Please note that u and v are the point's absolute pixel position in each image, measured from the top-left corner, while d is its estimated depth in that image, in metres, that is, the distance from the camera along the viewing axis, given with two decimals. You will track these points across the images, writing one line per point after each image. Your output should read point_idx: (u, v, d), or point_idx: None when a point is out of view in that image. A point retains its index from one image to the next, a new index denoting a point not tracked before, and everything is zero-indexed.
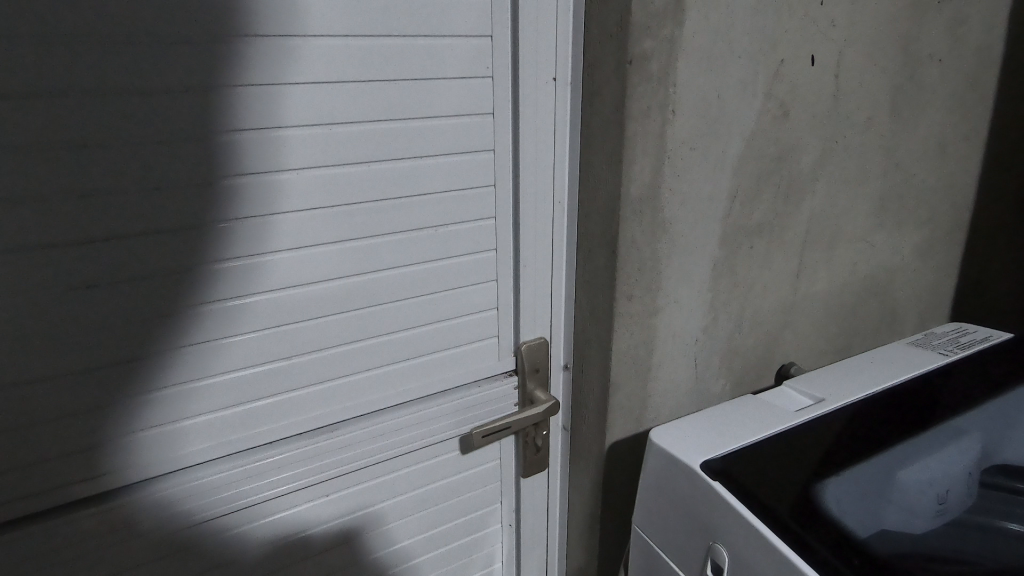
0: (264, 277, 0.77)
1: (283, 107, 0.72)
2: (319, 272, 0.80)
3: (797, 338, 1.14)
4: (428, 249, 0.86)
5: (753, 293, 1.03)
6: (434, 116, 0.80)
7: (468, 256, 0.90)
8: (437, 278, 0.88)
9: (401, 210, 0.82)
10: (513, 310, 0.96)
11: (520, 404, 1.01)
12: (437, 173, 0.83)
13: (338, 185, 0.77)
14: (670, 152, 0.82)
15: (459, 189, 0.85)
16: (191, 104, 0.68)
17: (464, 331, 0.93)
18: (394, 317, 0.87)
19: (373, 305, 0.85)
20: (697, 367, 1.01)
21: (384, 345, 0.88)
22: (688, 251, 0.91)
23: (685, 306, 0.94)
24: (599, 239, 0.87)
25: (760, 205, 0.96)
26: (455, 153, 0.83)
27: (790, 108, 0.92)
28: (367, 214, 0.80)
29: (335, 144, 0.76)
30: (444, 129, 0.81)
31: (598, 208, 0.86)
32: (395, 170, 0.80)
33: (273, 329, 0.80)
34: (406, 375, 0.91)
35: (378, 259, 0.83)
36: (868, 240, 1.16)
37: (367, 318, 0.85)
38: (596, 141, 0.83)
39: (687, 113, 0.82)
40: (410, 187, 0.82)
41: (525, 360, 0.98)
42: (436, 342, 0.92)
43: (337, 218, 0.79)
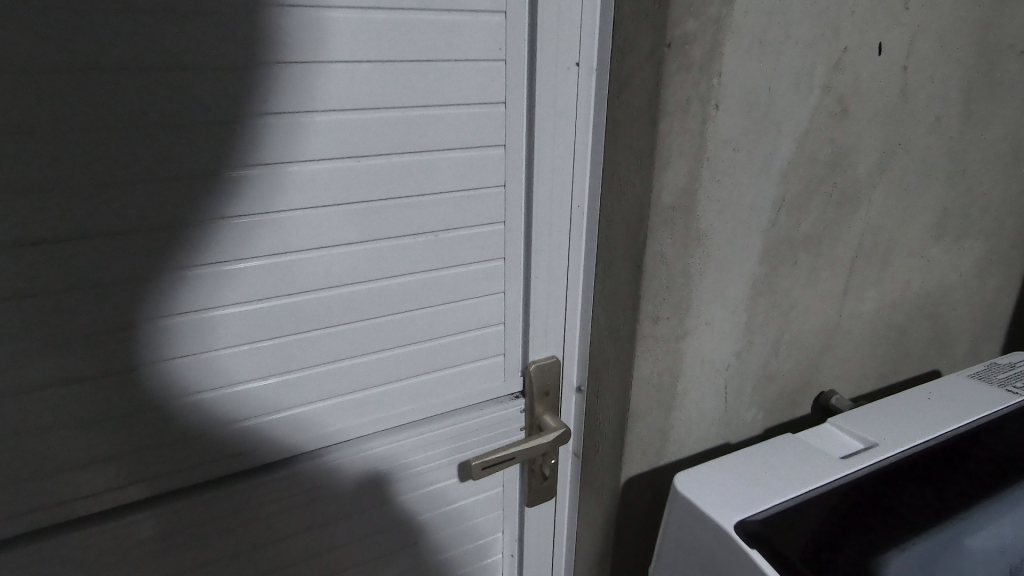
0: (251, 282, 0.66)
1: (258, 91, 0.60)
2: (308, 281, 0.69)
3: (839, 363, 1.02)
4: (429, 256, 0.75)
5: (794, 314, 0.91)
6: (439, 102, 0.68)
7: (478, 263, 0.78)
8: (442, 288, 0.77)
9: (398, 211, 0.71)
10: (523, 326, 0.85)
11: (529, 430, 0.91)
12: (441, 169, 0.71)
13: (329, 182, 0.66)
14: (709, 153, 0.71)
15: (466, 189, 0.74)
16: (165, 84, 0.57)
17: (476, 344, 0.83)
18: (395, 332, 0.76)
19: (369, 317, 0.74)
20: (727, 394, 0.90)
21: (382, 362, 0.77)
22: (724, 267, 0.79)
23: (718, 327, 0.83)
24: (623, 251, 0.76)
25: (809, 214, 0.84)
26: (461, 149, 0.72)
27: (850, 104, 0.79)
28: (360, 215, 0.69)
29: (321, 135, 0.64)
30: (449, 118, 0.70)
31: (623, 215, 0.74)
32: (388, 166, 0.68)
33: (264, 343, 0.69)
34: (409, 394, 0.81)
35: (378, 266, 0.72)
36: (925, 255, 1.03)
37: (364, 330, 0.74)
38: (623, 138, 0.72)
39: (732, 108, 0.70)
40: (411, 186, 0.70)
41: (534, 383, 0.87)
42: (446, 357, 0.81)
43: (327, 220, 0.67)
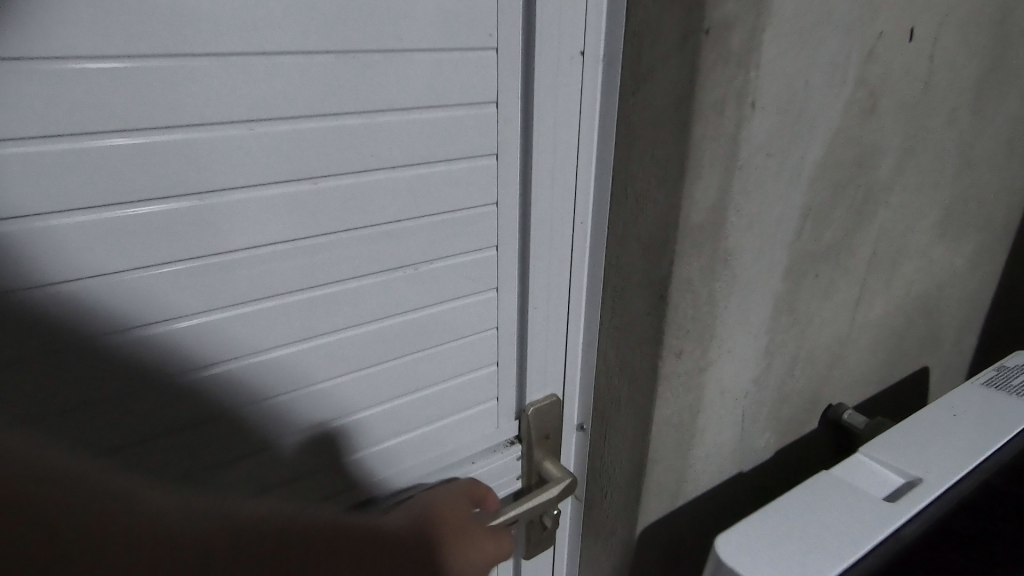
0: (215, 342, 0.53)
1: (174, 96, 0.45)
2: (261, 338, 0.55)
3: (846, 374, 0.96)
4: (412, 294, 0.62)
5: (810, 329, 0.83)
6: (412, 105, 0.54)
7: (467, 297, 0.66)
8: (431, 330, 0.65)
9: (372, 244, 0.57)
10: (518, 364, 0.74)
11: (526, 479, 0.79)
12: (418, 187, 0.57)
13: (279, 212, 0.51)
14: (742, 161, 0.60)
15: (450, 210, 0.60)
16: (60, 87, 0.41)
17: (474, 387, 0.71)
18: (369, 386, 0.63)
19: (346, 374, 0.61)
20: (744, 422, 0.81)
21: (370, 423, 0.65)
22: (749, 287, 0.69)
23: (739, 354, 0.74)
24: (641, 277, 0.64)
25: (832, 222, 0.75)
26: (444, 161, 0.58)
27: (879, 98, 0.70)
28: (328, 251, 0.55)
29: (265, 151, 0.49)
30: (428, 124, 0.56)
31: (640, 235, 0.62)
32: (356, 187, 0.54)
33: (233, 415, 0.56)
34: (401, 455, 0.69)
35: (346, 313, 0.59)
36: (929, 254, 0.97)
37: (344, 390, 0.62)
38: (641, 143, 0.59)
39: (767, 108, 0.59)
40: (382, 212, 0.56)
41: (532, 427, 0.76)
42: (444, 404, 0.70)
43: (280, 261, 0.53)
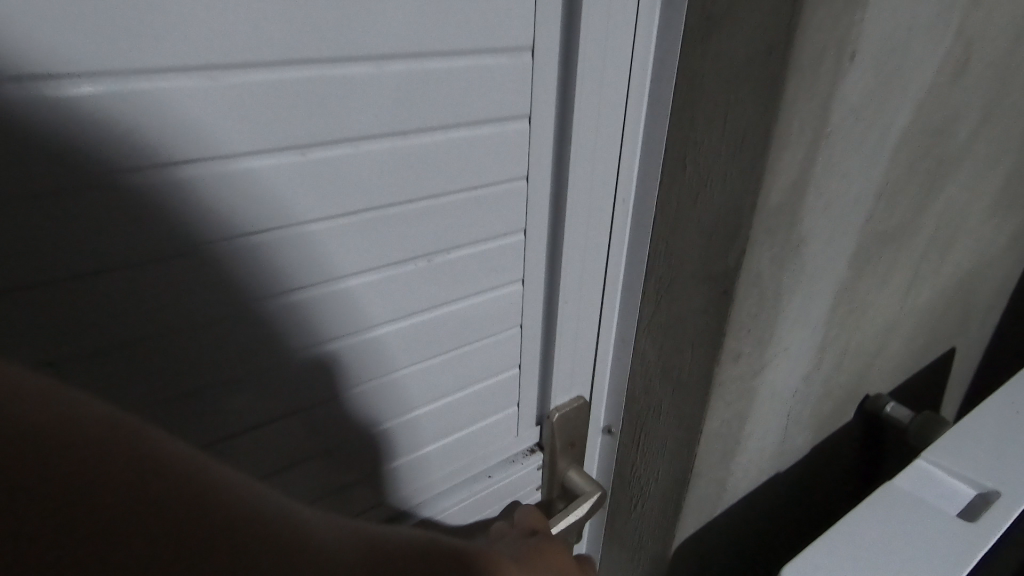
0: (319, 324, 0.48)
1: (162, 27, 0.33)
2: (303, 327, 0.48)
3: (887, 362, 0.88)
4: (459, 285, 0.54)
5: (864, 318, 0.74)
6: (423, 45, 0.41)
7: (492, 288, 0.57)
8: (482, 322, 0.58)
9: (413, 224, 0.48)
10: (542, 365, 0.65)
11: (547, 489, 0.72)
12: (451, 162, 0.47)
13: (325, 182, 0.43)
14: (831, 129, 0.48)
15: (472, 189, 0.50)
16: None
17: (494, 395, 0.64)
18: (415, 378, 0.57)
19: (393, 371, 0.55)
20: (788, 423, 0.73)
21: (426, 421, 0.60)
22: (816, 277, 0.59)
23: (795, 352, 0.64)
24: (699, 268, 0.53)
25: (903, 200, 0.65)
26: (469, 128, 0.47)
27: (972, 53, 0.59)
28: (377, 236, 0.47)
29: (302, 110, 0.39)
30: (442, 74, 0.43)
31: (700, 219, 0.51)
32: (385, 155, 0.44)
33: (317, 403, 0.52)
34: (433, 462, 0.63)
35: (395, 301, 0.51)
36: (980, 231, 0.89)
37: (393, 389, 0.56)
38: (708, 106, 0.48)
39: (866, 62, 0.47)
40: (436, 187, 0.48)
41: (556, 435, 0.67)
42: (464, 413, 0.63)
43: (328, 241, 0.45)
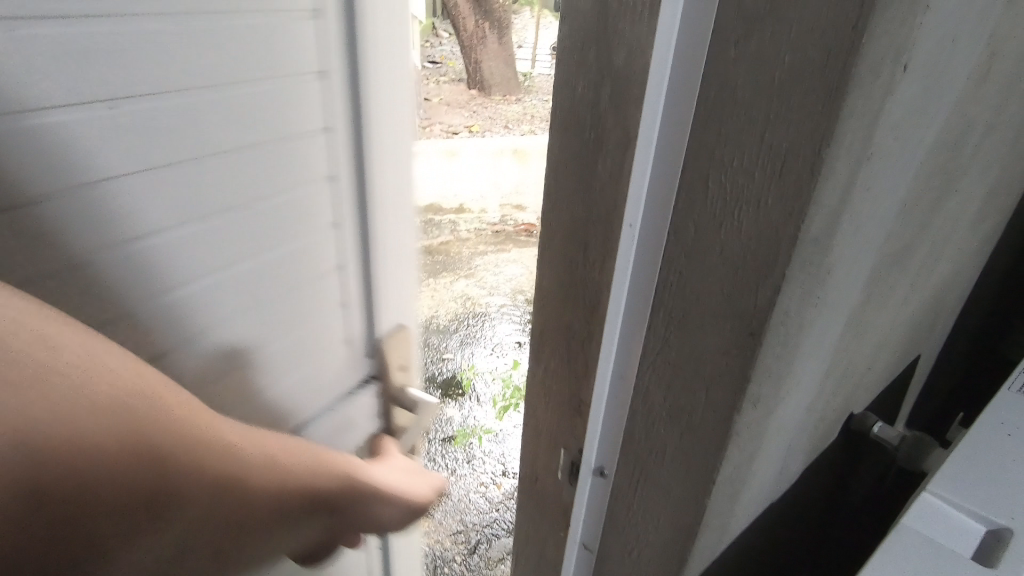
0: (161, 252, 0.61)
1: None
2: (139, 240, 0.59)
3: (872, 377, 0.86)
4: (283, 206, 0.73)
5: (862, 340, 0.70)
6: (226, 10, 0.60)
7: (348, 192, 0.79)
8: (287, 241, 0.74)
9: (254, 163, 0.68)
10: (376, 297, 0.87)
11: (385, 416, 0.93)
12: (244, 120, 0.65)
13: (152, 125, 0.57)
14: (874, 152, 0.42)
15: (297, 150, 0.72)
16: None
17: (329, 315, 0.83)
18: (301, 273, 0.78)
19: (263, 278, 0.73)
20: (787, 453, 0.69)
21: (281, 333, 0.77)
22: (833, 306, 0.53)
23: (805, 385, 0.59)
24: (719, 303, 0.47)
25: (914, 219, 0.61)
26: (269, 81, 0.66)
27: (993, 64, 0.55)
28: (233, 174, 0.66)
29: (106, 63, 0.52)
30: (254, 47, 0.63)
31: (724, 248, 0.45)
32: (230, 113, 0.63)
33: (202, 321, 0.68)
34: (282, 365, 0.79)
35: (284, 235, 0.74)
36: (963, 240, 0.87)
37: (242, 301, 0.71)
38: (744, 118, 0.40)
39: (915, 76, 0.41)
40: (224, 138, 0.64)
41: (391, 358, 0.90)
42: (310, 318, 0.81)
43: (177, 175, 0.61)
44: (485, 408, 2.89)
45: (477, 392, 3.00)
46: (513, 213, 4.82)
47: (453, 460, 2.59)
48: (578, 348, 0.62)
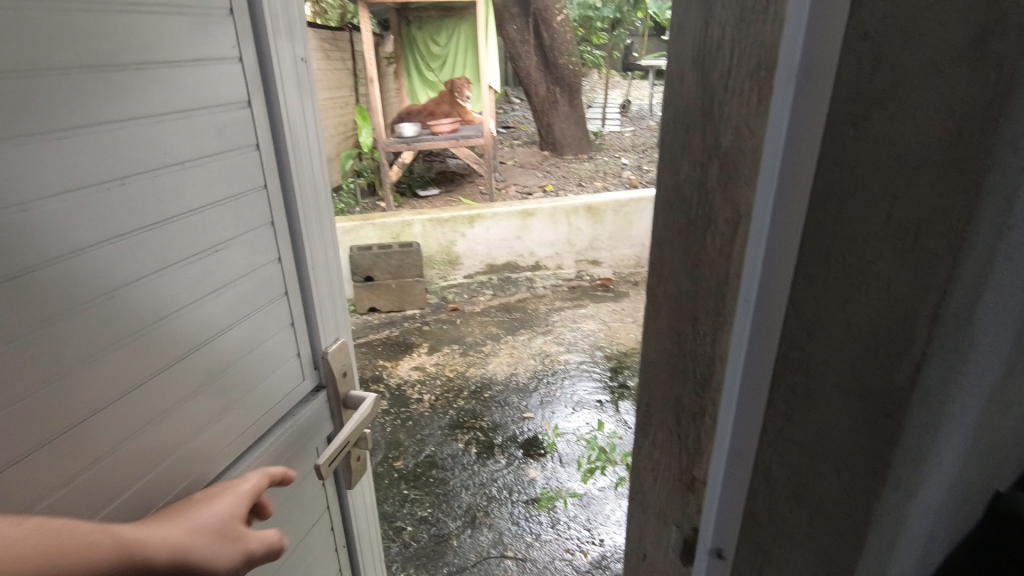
0: (65, 286, 0.58)
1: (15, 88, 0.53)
2: (50, 269, 0.57)
3: (1017, 455, 0.77)
4: (182, 289, 0.72)
5: (1005, 414, 0.63)
6: (143, 112, 0.65)
7: (271, 264, 0.87)
8: (205, 321, 0.76)
9: (126, 250, 0.65)
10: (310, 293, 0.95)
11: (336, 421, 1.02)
12: (182, 135, 0.70)
13: (72, 153, 0.58)
14: (1014, 224, 0.41)
15: (234, 151, 0.78)
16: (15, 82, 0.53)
17: (235, 388, 0.81)
18: (257, 277, 0.85)
19: (145, 379, 0.68)
20: (928, 542, 0.62)
21: (117, 460, 0.65)
22: (976, 380, 0.50)
23: (948, 467, 0.54)
24: (849, 380, 0.45)
25: None
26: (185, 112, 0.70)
27: None
28: (82, 265, 0.60)
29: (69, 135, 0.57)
30: (117, 127, 0.62)
31: (851, 324, 0.44)
32: (90, 204, 0.60)
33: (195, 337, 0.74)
34: (197, 454, 0.76)
35: (192, 239, 0.73)
36: None
37: (141, 398, 0.68)
38: (868, 196, 0.41)
39: None
40: (170, 155, 0.69)
41: (334, 366, 0.99)
42: (226, 400, 0.80)
43: (78, 203, 0.59)
44: (568, 470, 2.82)
45: (559, 453, 2.94)
46: (588, 269, 4.83)
47: (537, 525, 2.52)
48: (689, 422, 0.61)
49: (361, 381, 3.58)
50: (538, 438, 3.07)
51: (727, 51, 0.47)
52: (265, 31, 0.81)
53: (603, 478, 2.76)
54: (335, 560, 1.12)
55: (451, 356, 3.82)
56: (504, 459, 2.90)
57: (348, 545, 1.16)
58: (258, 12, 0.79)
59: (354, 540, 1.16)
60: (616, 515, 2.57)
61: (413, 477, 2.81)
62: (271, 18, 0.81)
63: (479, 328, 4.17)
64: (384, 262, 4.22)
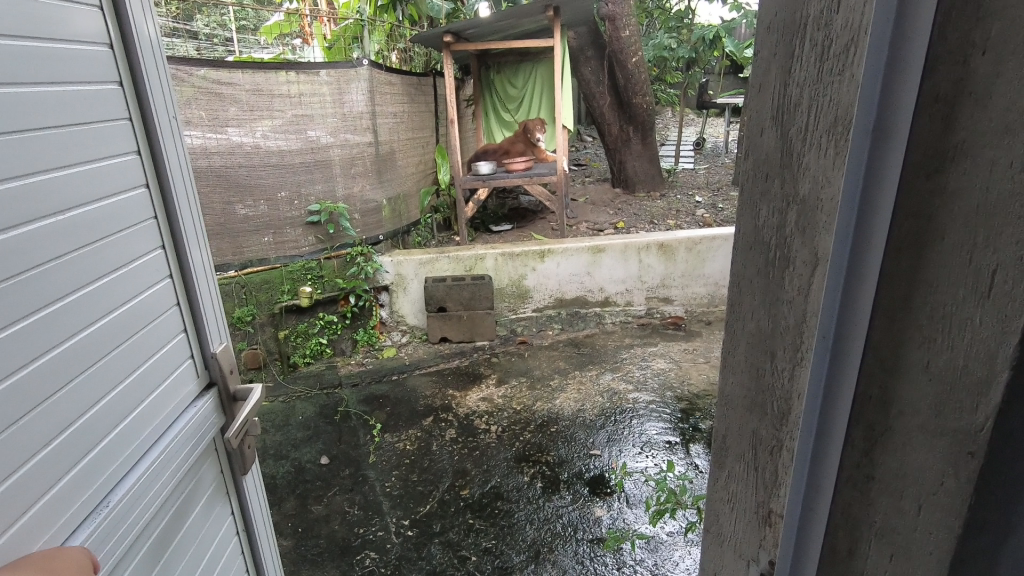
0: (28, 297, 0.74)
1: (13, 150, 0.72)
2: (15, 292, 0.72)
3: None
4: (79, 314, 0.82)
5: None
6: (75, 162, 0.83)
7: (154, 288, 1.00)
8: (98, 343, 0.86)
9: (44, 277, 0.77)
10: (195, 300, 1.10)
11: (226, 414, 1.18)
12: (95, 179, 0.86)
13: (36, 195, 0.76)
14: None
15: (128, 187, 0.94)
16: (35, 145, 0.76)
17: (126, 401, 0.91)
18: (154, 291, 1.00)
19: (56, 394, 0.77)
20: None
21: (30, 473, 0.72)
22: None
23: None
24: (929, 419, 0.46)
25: None
26: (97, 160, 0.87)
27: None
28: (4, 296, 0.70)
29: (41, 187, 0.76)
30: (27, 183, 0.74)
31: (929, 365, 0.46)
32: (11, 241, 0.71)
33: (112, 346, 0.89)
34: (100, 463, 0.84)
35: (107, 260, 0.88)
36: None
37: (49, 412, 0.76)
38: (946, 243, 0.43)
39: None
40: (89, 192, 0.85)
41: (220, 364, 1.15)
42: (118, 415, 0.89)
43: (31, 237, 0.74)
44: (635, 512, 2.76)
45: (627, 494, 2.88)
46: (660, 307, 4.77)
47: (602, 566, 2.48)
48: (765, 456, 0.63)
49: (431, 408, 3.69)
50: (604, 476, 3.03)
51: (805, 107, 0.52)
52: (143, 77, 0.97)
53: (672, 522, 2.68)
54: (240, 547, 1.25)
55: (519, 389, 3.86)
56: (569, 495, 2.90)
57: (248, 527, 1.27)
58: (140, 77, 0.97)
59: (252, 523, 1.27)
60: (684, 562, 2.47)
61: (478, 507, 2.84)
62: (144, 62, 0.97)
63: (547, 362, 4.20)
64: (457, 293, 4.37)
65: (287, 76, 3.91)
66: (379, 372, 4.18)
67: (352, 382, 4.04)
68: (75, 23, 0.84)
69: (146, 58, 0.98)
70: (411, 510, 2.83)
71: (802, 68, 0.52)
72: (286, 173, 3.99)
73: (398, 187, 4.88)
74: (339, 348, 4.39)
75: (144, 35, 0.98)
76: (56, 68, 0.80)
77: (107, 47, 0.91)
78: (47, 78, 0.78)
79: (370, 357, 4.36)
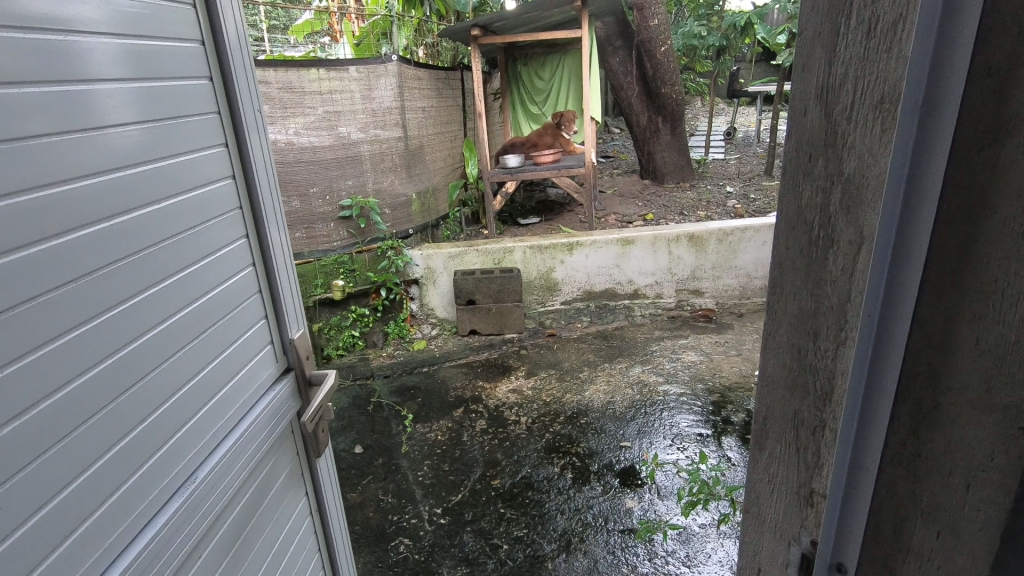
0: (127, 282, 0.79)
1: (129, 140, 0.80)
2: (113, 279, 0.77)
3: None
4: (169, 300, 0.87)
5: None
6: (171, 155, 0.88)
7: (238, 275, 1.04)
8: (188, 327, 0.91)
9: (142, 264, 0.82)
10: (276, 286, 1.15)
11: (304, 399, 1.22)
12: (188, 171, 0.92)
13: (142, 183, 0.83)
14: None
15: (217, 178, 0.99)
16: (151, 136, 0.84)
17: (213, 382, 0.96)
18: (240, 278, 1.04)
19: (151, 373, 0.83)
20: None
21: (128, 446, 0.78)
22: None
23: None
24: (979, 395, 0.47)
25: None
26: (189, 152, 0.92)
27: None
28: (104, 281, 0.76)
29: (149, 175, 0.84)
30: (134, 172, 0.81)
31: (978, 341, 0.46)
32: (114, 229, 0.77)
33: (201, 330, 0.94)
34: (189, 440, 0.90)
35: (197, 248, 0.93)
36: None
37: (145, 390, 0.82)
38: (997, 219, 0.43)
39: None
40: (182, 183, 0.90)
41: (299, 351, 1.19)
42: (207, 395, 0.95)
43: (130, 226, 0.80)
44: (666, 504, 2.75)
45: (658, 485, 2.88)
46: (690, 299, 4.72)
47: (634, 556, 2.48)
48: (808, 435, 0.64)
49: (462, 400, 3.73)
50: (635, 467, 3.03)
51: (851, 86, 0.52)
52: (231, 72, 1.01)
53: (704, 514, 2.66)
54: (313, 528, 1.30)
55: (548, 381, 3.88)
56: (599, 487, 2.90)
57: (320, 507, 1.32)
58: (228, 72, 1.01)
59: (325, 505, 1.32)
60: (717, 554, 2.46)
61: (510, 496, 2.87)
62: (232, 57, 1.02)
63: (576, 355, 4.20)
64: (486, 287, 4.40)
65: (318, 74, 3.97)
66: (410, 363, 4.25)
67: (383, 374, 4.11)
68: (178, 21, 0.91)
69: (235, 53, 1.02)
70: (442, 499, 2.88)
71: (847, 46, 0.52)
72: (318, 169, 4.08)
73: (427, 181, 4.92)
74: (371, 340, 4.45)
75: (233, 31, 1.02)
76: (169, 64, 0.88)
77: (199, 44, 0.95)
78: (161, 74, 0.86)
79: (402, 350, 4.42)
